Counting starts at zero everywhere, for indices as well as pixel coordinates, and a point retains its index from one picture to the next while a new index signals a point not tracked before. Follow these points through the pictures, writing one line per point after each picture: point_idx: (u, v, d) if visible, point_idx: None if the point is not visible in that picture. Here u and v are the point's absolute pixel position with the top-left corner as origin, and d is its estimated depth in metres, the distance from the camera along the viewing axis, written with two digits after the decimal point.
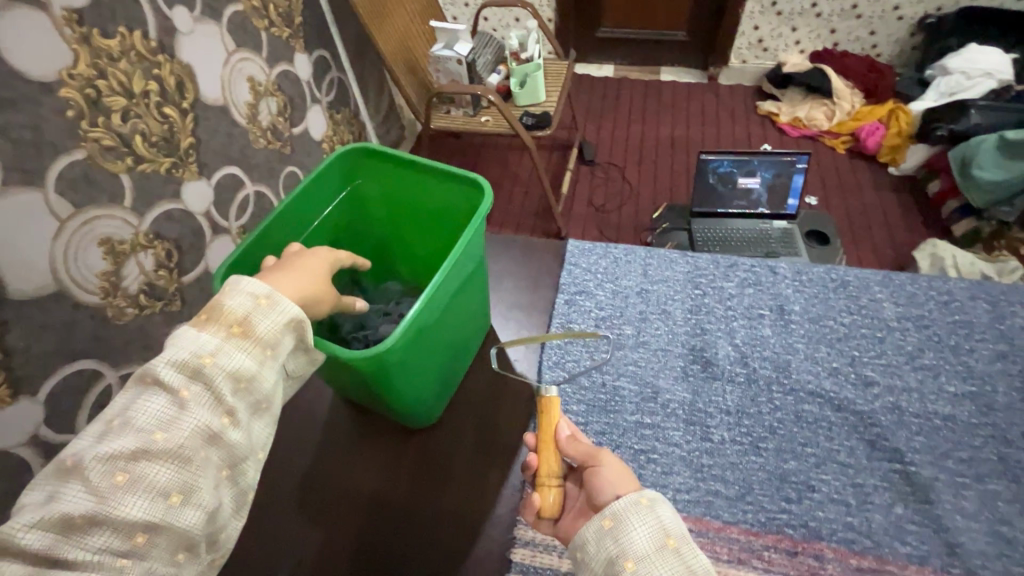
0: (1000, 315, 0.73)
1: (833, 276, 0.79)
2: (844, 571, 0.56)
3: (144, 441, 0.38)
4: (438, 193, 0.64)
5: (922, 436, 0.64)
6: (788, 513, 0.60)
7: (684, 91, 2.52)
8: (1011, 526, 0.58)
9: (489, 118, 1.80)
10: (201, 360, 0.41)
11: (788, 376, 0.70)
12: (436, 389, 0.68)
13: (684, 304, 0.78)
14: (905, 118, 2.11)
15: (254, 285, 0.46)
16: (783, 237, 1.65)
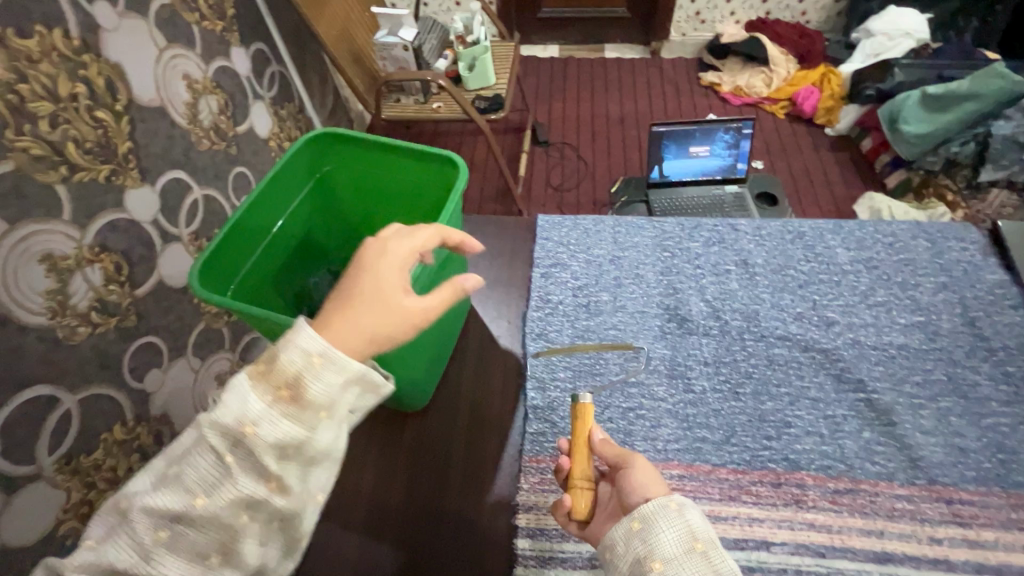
0: (938, 251, 0.80)
1: (789, 228, 0.84)
2: (824, 494, 0.61)
3: (186, 502, 0.41)
4: (410, 174, 0.63)
5: (881, 365, 0.70)
6: (769, 449, 0.64)
7: (628, 67, 2.57)
8: (963, 437, 0.64)
9: (440, 105, 1.78)
10: (243, 429, 0.41)
11: (758, 325, 0.74)
12: (425, 372, 0.68)
13: (655, 267, 0.81)
14: (837, 81, 2.23)
15: (309, 341, 0.43)
16: (737, 201, 1.73)
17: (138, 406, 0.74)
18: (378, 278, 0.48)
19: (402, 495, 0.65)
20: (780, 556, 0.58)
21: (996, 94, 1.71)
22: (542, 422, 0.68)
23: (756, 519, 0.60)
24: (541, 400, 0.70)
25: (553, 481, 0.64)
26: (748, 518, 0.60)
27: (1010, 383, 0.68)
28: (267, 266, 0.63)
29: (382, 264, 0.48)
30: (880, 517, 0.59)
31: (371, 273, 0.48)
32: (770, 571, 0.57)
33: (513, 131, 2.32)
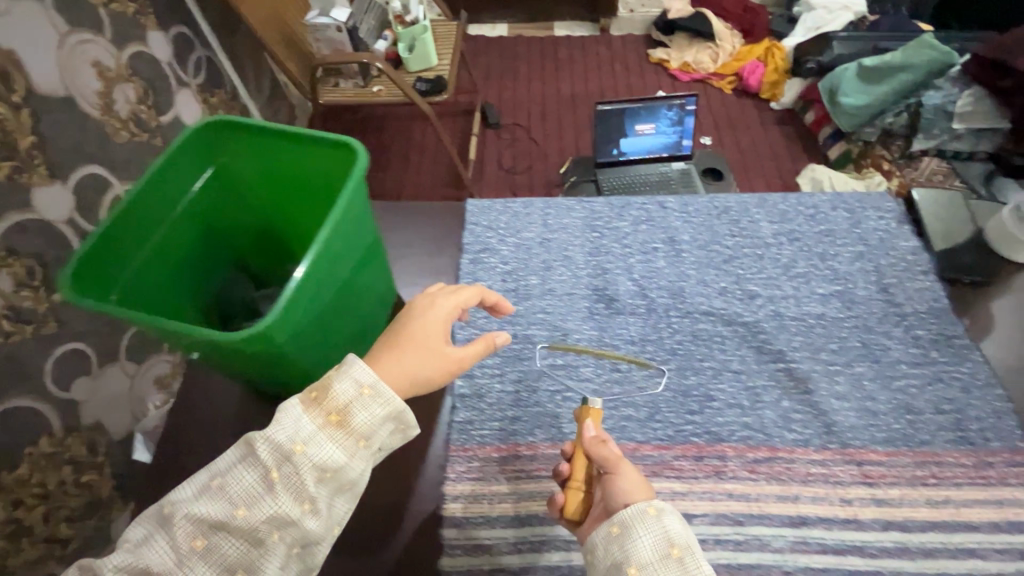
0: (857, 220, 0.82)
1: (716, 204, 0.84)
2: (743, 464, 0.62)
3: (229, 509, 0.44)
4: (310, 163, 0.58)
5: (800, 335, 0.71)
6: (693, 423, 0.65)
7: (579, 45, 2.54)
8: (875, 400, 0.66)
9: (381, 88, 1.72)
10: (294, 447, 0.45)
11: (683, 302, 0.74)
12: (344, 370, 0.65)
13: (584, 248, 0.80)
14: (780, 55, 2.26)
15: (361, 372, 0.48)
16: (683, 177, 1.74)
17: (66, 416, 0.69)
18: (423, 330, 0.54)
19: None
20: (700, 526, 0.59)
21: (927, 64, 1.76)
22: (469, 411, 0.67)
23: (678, 493, 0.61)
24: (468, 388, 0.68)
25: (479, 468, 0.63)
26: (671, 492, 0.61)
27: (919, 346, 0.70)
28: (164, 265, 0.59)
29: (428, 315, 0.55)
30: (795, 483, 0.61)
31: (417, 323, 0.55)
32: None
33: (464, 113, 2.27)
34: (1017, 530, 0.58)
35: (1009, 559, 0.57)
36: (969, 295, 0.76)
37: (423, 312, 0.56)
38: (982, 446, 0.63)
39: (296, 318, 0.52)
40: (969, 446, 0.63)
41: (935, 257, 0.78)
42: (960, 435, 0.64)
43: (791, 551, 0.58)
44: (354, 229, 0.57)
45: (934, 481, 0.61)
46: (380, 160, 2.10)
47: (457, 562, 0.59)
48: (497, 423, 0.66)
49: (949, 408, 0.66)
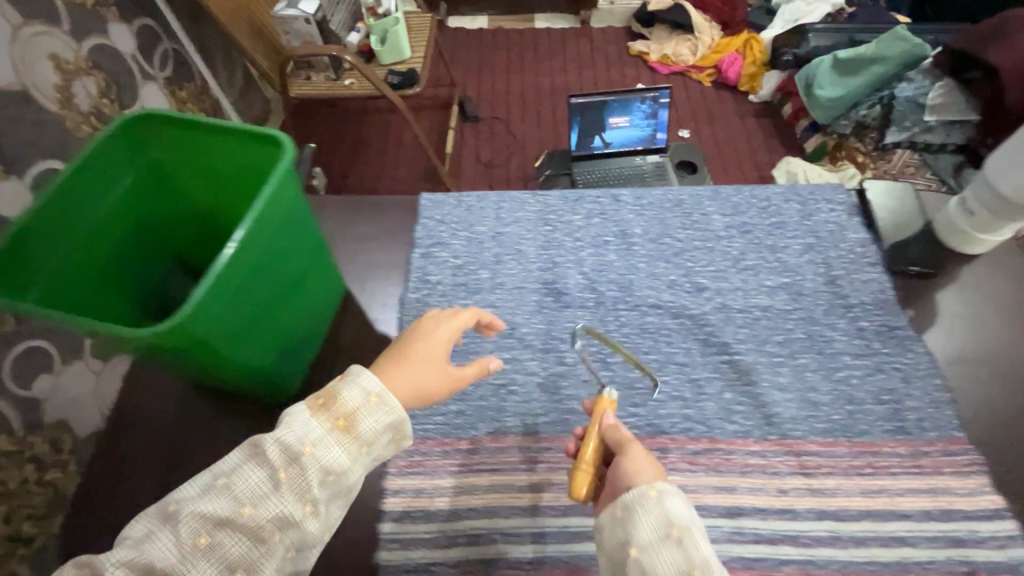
0: (809, 213, 0.82)
1: (669, 197, 0.84)
2: (683, 456, 0.62)
3: (233, 508, 0.43)
4: (239, 157, 0.57)
5: (745, 327, 0.71)
6: (635, 416, 0.65)
7: (559, 37, 2.53)
8: (816, 391, 0.67)
9: (353, 81, 1.70)
10: (303, 447, 0.46)
11: (632, 295, 0.74)
12: (283, 366, 0.65)
13: (536, 241, 0.80)
14: (759, 47, 2.26)
15: (370, 381, 0.50)
16: (657, 171, 1.75)
17: (28, 414, 0.66)
18: (423, 353, 0.54)
19: None
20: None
21: (900, 56, 1.77)
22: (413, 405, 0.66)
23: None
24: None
25: (421, 462, 0.63)
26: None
27: (863, 338, 0.70)
28: (92, 261, 0.58)
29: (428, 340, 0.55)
30: (733, 474, 0.61)
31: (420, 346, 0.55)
32: None
33: (442, 106, 2.26)
34: (950, 519, 0.59)
35: (940, 547, 0.57)
36: (916, 287, 0.77)
37: (425, 335, 0.56)
38: (920, 436, 0.63)
39: (220, 312, 0.51)
40: (906, 436, 0.64)
41: (883, 249, 0.78)
42: (899, 425, 0.64)
43: (727, 541, 0.58)
44: (282, 222, 0.57)
45: (870, 471, 0.61)
46: (356, 154, 2.08)
47: (394, 556, 0.59)
48: (440, 418, 0.65)
49: (889, 398, 0.66)
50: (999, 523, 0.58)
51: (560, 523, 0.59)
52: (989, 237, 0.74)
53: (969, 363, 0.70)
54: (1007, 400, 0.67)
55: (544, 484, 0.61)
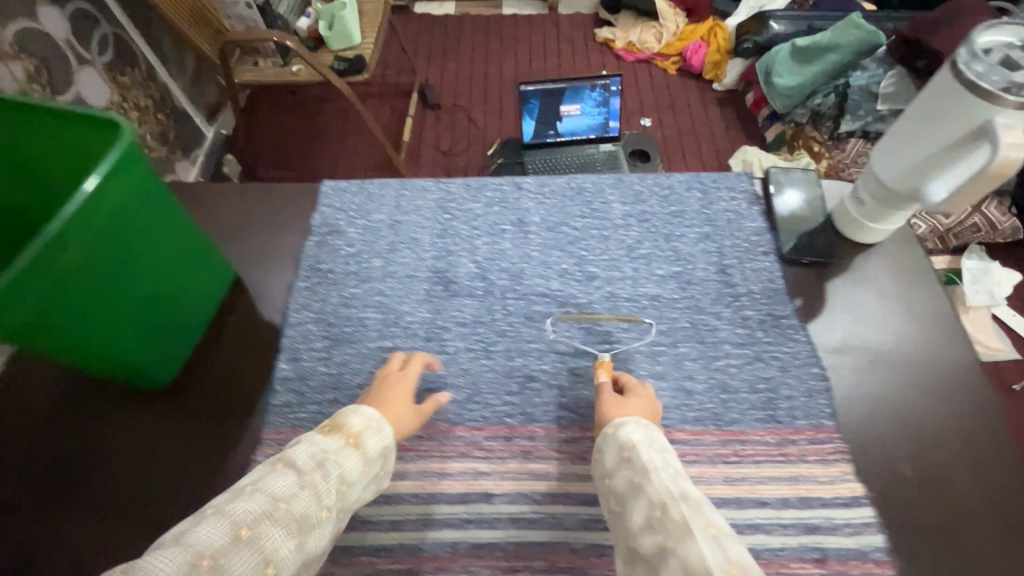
0: (709, 201, 0.82)
1: (572, 185, 0.84)
2: (551, 444, 0.63)
3: (270, 505, 0.42)
4: (85, 142, 0.57)
5: (630, 316, 0.71)
6: (510, 404, 0.65)
7: (525, 24, 2.50)
8: (693, 379, 0.67)
9: (301, 68, 1.67)
10: (327, 455, 0.49)
11: (521, 284, 0.74)
12: (149, 357, 0.63)
13: (432, 230, 0.79)
14: (723, 34, 2.23)
15: (367, 411, 0.55)
16: (609, 159, 1.74)
17: None
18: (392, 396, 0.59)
19: (138, 479, 0.63)
20: (498, 506, 0.59)
21: (854, 45, 1.76)
22: (289, 394, 0.66)
23: (482, 473, 0.61)
24: (292, 371, 0.68)
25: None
26: (475, 473, 0.61)
27: (746, 327, 0.71)
28: None
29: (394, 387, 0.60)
30: None
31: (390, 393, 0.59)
32: (486, 522, 0.59)
33: (403, 93, 2.23)
34: (807, 506, 0.59)
35: (794, 533, 0.58)
36: (809, 276, 0.76)
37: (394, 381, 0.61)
38: (788, 424, 0.64)
39: (43, 299, 0.50)
40: (776, 424, 0.64)
41: (777, 238, 0.78)
42: (769, 413, 0.65)
43: (584, 531, 0.58)
44: (126, 208, 0.56)
45: (735, 459, 0.62)
46: (313, 142, 2.05)
47: None
48: (312, 406, 0.66)
49: (764, 386, 0.67)
50: (855, 509, 0.59)
51: (421, 511, 0.59)
52: (877, 226, 0.74)
53: (850, 352, 0.70)
54: (882, 388, 0.67)
55: (409, 472, 0.61)
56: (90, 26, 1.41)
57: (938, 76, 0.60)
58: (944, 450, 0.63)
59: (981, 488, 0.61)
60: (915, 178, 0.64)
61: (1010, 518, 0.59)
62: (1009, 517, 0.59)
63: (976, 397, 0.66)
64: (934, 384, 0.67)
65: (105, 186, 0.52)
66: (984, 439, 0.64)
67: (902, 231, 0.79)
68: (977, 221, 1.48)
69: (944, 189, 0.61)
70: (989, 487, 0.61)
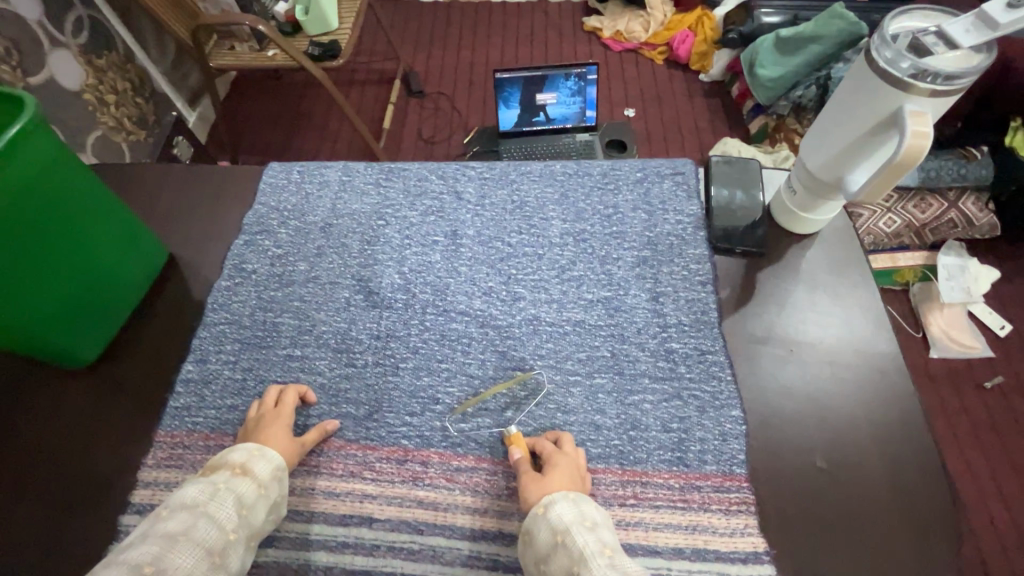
0: (653, 223, 0.78)
1: (514, 199, 0.81)
2: (443, 472, 0.61)
3: (168, 542, 0.46)
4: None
5: (549, 342, 0.69)
6: (407, 425, 0.63)
7: (513, 12, 2.47)
8: (603, 415, 0.64)
9: (277, 52, 1.67)
10: (216, 485, 0.52)
11: (443, 300, 0.72)
12: (70, 336, 0.65)
13: (362, 236, 0.78)
14: (710, 24, 2.20)
15: (244, 446, 0.57)
16: (585, 149, 1.74)
17: None
18: (269, 433, 0.59)
19: (50, 455, 0.65)
20: (378, 532, 0.58)
21: (836, 36, 1.73)
22: (190, 397, 0.67)
23: (368, 496, 0.60)
24: (196, 373, 0.68)
25: (180, 455, 0.63)
26: (361, 495, 0.60)
27: (669, 360, 0.67)
28: None
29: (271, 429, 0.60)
30: (490, 497, 0.59)
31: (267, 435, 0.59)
32: (363, 547, 0.57)
33: (386, 81, 2.23)
34: (700, 559, 0.56)
35: None
36: (739, 266, 0.76)
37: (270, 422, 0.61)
38: (695, 469, 0.61)
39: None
40: (682, 468, 0.61)
41: (710, 237, 0.76)
42: (678, 455, 0.61)
43: (469, 543, 0.57)
44: (36, 181, 0.57)
45: (631, 503, 0.59)
46: (294, 129, 2.05)
47: None
48: (209, 411, 0.66)
49: (677, 426, 0.63)
50: (752, 567, 0.56)
51: (299, 530, 0.58)
52: (811, 216, 0.73)
53: (774, 342, 0.70)
54: (803, 379, 0.67)
55: (295, 488, 0.60)
56: (64, 8, 1.41)
57: (855, 65, 0.58)
58: (858, 443, 0.63)
59: (890, 480, 0.61)
60: (839, 167, 0.63)
61: (916, 508, 0.60)
62: (916, 509, 0.60)
63: (895, 388, 0.67)
64: (856, 377, 0.67)
65: (7, 158, 0.53)
66: (898, 430, 0.64)
67: (840, 223, 0.78)
68: (954, 216, 1.43)
69: (864, 176, 0.61)
70: (898, 478, 0.61)
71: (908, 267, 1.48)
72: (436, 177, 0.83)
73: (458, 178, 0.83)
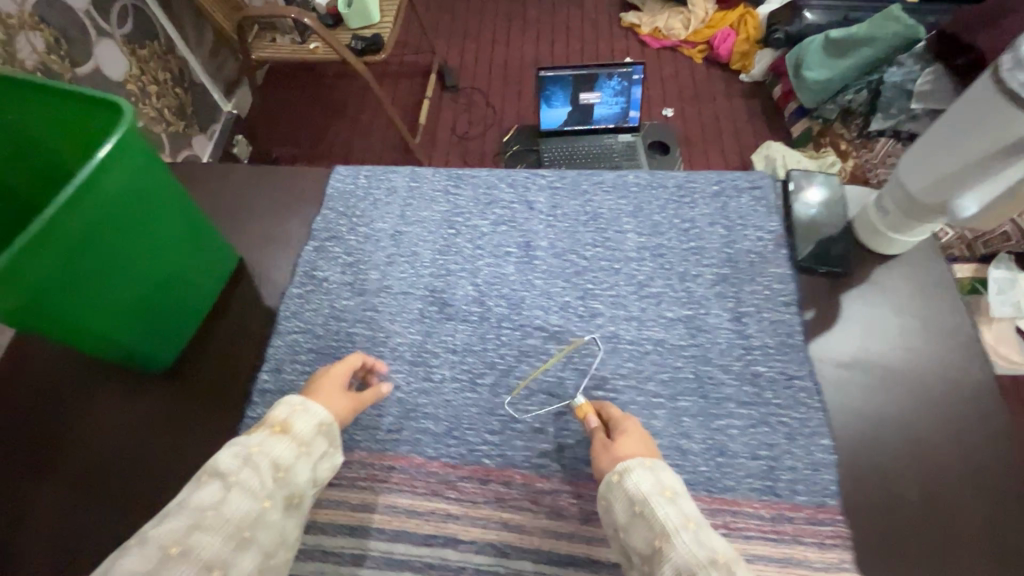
0: (732, 239, 0.76)
1: (587, 209, 0.79)
2: (527, 494, 0.59)
3: (197, 517, 0.43)
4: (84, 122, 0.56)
5: (630, 361, 0.67)
6: (489, 444, 0.62)
7: (549, 6, 2.41)
8: (689, 439, 0.62)
9: (318, 45, 1.64)
10: (250, 449, 0.48)
11: (519, 314, 0.71)
12: (146, 343, 0.64)
13: (433, 245, 0.77)
14: (752, 24, 2.13)
15: (290, 398, 0.54)
16: (627, 150, 1.71)
17: None
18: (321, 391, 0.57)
19: (129, 457, 0.64)
20: (463, 554, 0.57)
21: (890, 39, 1.67)
22: (266, 407, 0.66)
23: (452, 516, 0.59)
24: (272, 383, 0.67)
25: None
26: (444, 514, 0.59)
27: (755, 385, 0.65)
28: None
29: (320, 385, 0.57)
30: (575, 520, 0.58)
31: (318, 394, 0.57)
32: (448, 569, 0.56)
33: (421, 74, 2.17)
34: None
35: None
36: (823, 286, 0.73)
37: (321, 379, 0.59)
38: (787, 499, 0.59)
39: (39, 281, 0.50)
40: (773, 498, 0.59)
41: (793, 255, 0.74)
42: (768, 484, 0.60)
43: (555, 569, 0.56)
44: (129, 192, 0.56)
45: (722, 532, 0.57)
46: (328, 121, 2.01)
47: None
48: None
49: (765, 454, 0.61)
50: None
51: (383, 549, 0.57)
52: (899, 236, 0.71)
53: (861, 366, 0.68)
54: (893, 408, 0.65)
55: (376, 505, 0.59)
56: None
57: (979, 82, 0.56)
58: (952, 478, 0.61)
59: (989, 518, 0.59)
60: (947, 189, 0.61)
61: (1013, 546, 0.57)
62: (1012, 547, 0.57)
63: (990, 419, 0.64)
64: (948, 407, 0.65)
65: (105, 172, 0.52)
66: (991, 460, 0.62)
67: (928, 243, 0.75)
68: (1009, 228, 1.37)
69: (976, 204, 0.58)
70: (995, 515, 0.59)
71: (959, 279, 1.44)
72: (506, 185, 0.82)
73: (529, 187, 0.81)
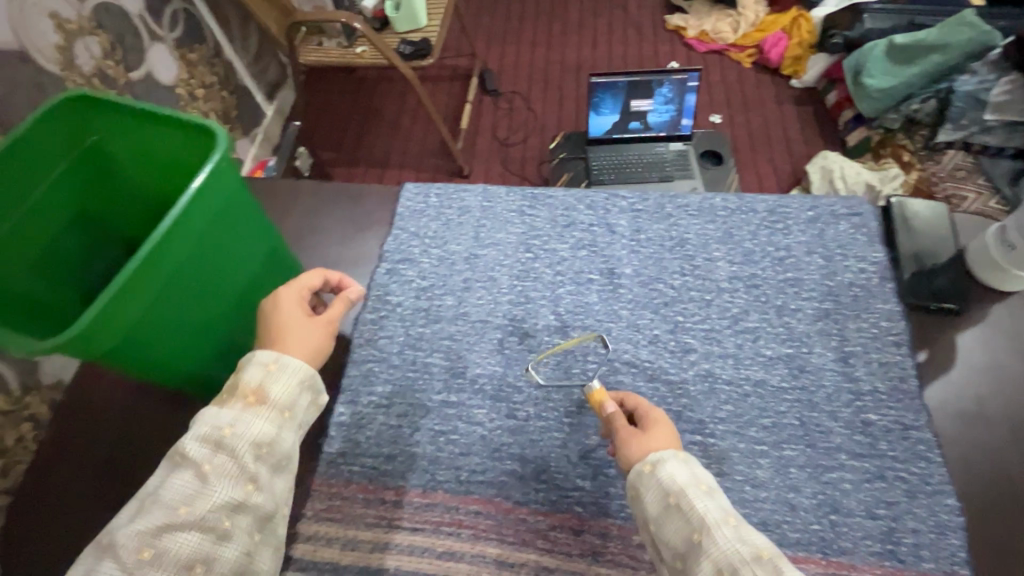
0: (832, 270, 0.70)
1: (672, 234, 0.74)
2: (625, 549, 0.55)
3: (169, 515, 0.40)
4: (176, 146, 0.55)
5: (729, 405, 0.62)
6: (581, 490, 0.59)
7: (592, 8, 2.25)
8: (798, 493, 0.57)
9: (365, 49, 1.61)
10: (222, 432, 0.43)
11: (605, 347, 0.67)
12: (226, 371, 0.62)
13: (511, 270, 0.73)
14: (806, 27, 1.90)
15: (262, 354, 0.49)
16: (678, 160, 1.65)
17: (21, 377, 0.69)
18: (288, 326, 0.52)
19: None
20: None
21: (963, 46, 1.34)
22: (344, 441, 0.63)
23: (545, 569, 0.55)
24: (349, 416, 0.64)
25: (339, 507, 0.59)
26: (537, 567, 0.55)
27: (867, 434, 0.60)
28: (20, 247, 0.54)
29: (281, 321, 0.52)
30: None
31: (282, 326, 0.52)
32: None
33: (460, 77, 2.10)
34: None
35: None
36: (934, 323, 0.68)
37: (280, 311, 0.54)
38: (912, 566, 0.54)
39: (141, 307, 0.48)
40: (896, 564, 0.54)
41: (901, 290, 0.69)
42: (889, 548, 0.55)
43: None
44: (215, 220, 0.54)
45: None
46: (368, 125, 1.98)
47: None
48: (366, 459, 0.62)
49: (884, 513, 0.56)
50: None
51: None
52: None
53: (982, 418, 0.62)
54: None
55: (463, 553, 0.56)
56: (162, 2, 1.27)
57: None
58: None
59: None
60: None
61: None
62: None
63: None
64: None
65: (198, 199, 0.50)
66: None
67: None
68: None
69: None
70: None
71: None
72: (585, 206, 0.77)
73: (610, 209, 0.77)
